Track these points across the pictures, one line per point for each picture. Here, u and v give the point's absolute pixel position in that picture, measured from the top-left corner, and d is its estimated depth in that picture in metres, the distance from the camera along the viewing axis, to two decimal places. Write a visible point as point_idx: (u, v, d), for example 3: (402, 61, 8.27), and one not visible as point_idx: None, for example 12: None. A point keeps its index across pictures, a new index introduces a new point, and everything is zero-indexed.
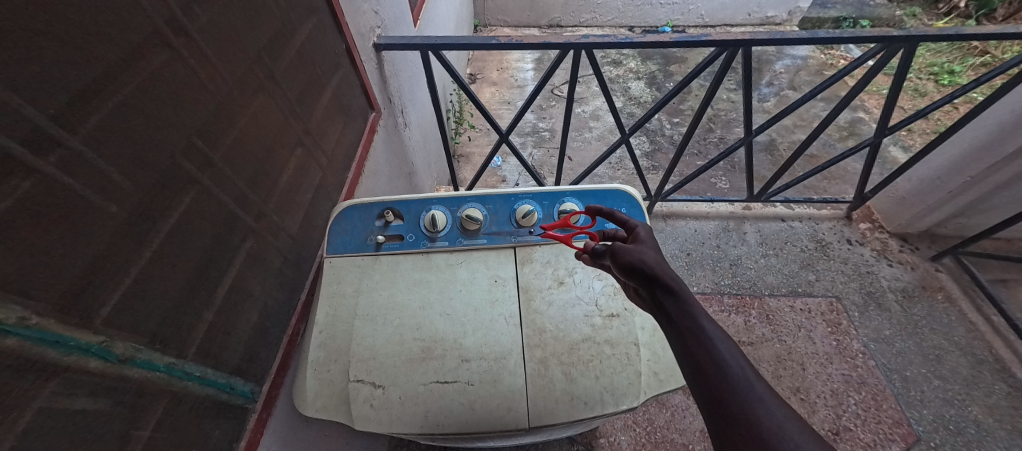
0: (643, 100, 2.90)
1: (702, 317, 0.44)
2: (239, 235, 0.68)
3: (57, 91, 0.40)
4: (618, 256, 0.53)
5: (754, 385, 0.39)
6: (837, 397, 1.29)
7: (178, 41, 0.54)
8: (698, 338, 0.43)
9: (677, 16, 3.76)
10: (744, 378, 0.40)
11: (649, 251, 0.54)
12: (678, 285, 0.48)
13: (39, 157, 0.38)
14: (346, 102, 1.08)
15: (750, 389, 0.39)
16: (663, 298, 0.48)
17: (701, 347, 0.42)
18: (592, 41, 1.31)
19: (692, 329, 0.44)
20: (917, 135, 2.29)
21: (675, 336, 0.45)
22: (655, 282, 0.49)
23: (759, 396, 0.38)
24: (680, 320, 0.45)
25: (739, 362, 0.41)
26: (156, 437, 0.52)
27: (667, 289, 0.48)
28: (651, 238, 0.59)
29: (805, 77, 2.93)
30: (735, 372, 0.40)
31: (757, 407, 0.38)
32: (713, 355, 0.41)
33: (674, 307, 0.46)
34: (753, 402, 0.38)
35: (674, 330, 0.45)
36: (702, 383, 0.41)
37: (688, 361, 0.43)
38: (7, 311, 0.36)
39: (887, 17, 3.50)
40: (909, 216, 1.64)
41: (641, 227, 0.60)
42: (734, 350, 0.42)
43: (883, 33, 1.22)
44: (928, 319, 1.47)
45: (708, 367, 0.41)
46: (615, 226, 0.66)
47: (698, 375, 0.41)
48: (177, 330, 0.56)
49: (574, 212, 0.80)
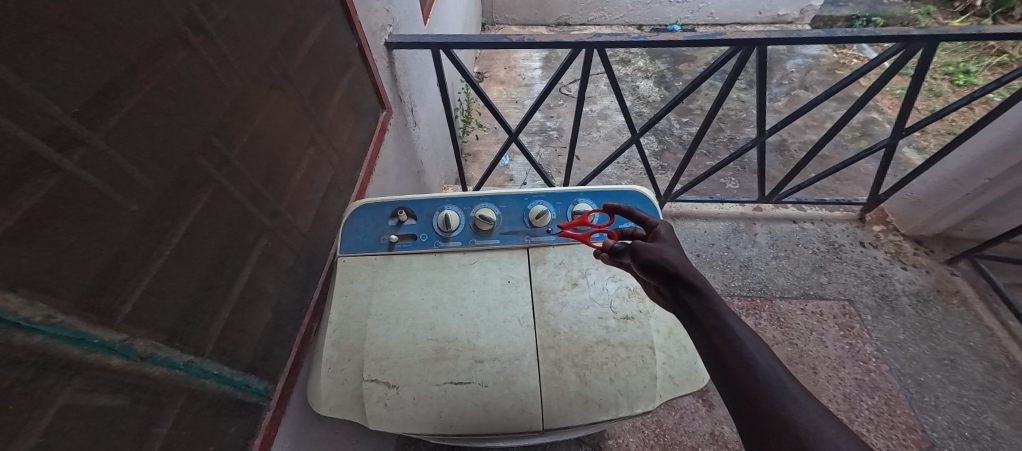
0: (651, 99, 2.88)
1: (728, 315, 0.45)
2: (254, 233, 0.68)
3: (79, 89, 0.40)
4: (638, 254, 0.54)
5: (787, 385, 0.38)
6: (849, 401, 1.28)
7: (196, 39, 0.54)
8: (725, 336, 0.43)
9: (686, 15, 3.73)
10: (776, 377, 0.39)
11: (670, 249, 0.54)
12: (702, 284, 0.48)
13: (63, 156, 0.39)
14: (357, 101, 1.08)
15: (783, 389, 0.38)
16: (687, 296, 0.48)
17: (729, 346, 0.42)
18: (604, 40, 1.30)
19: (718, 327, 0.44)
20: (931, 137, 2.26)
21: (700, 335, 0.45)
22: (678, 280, 0.49)
23: (793, 396, 0.37)
24: (705, 319, 0.45)
25: (769, 361, 0.40)
26: (174, 435, 0.52)
27: (691, 287, 0.48)
28: (672, 236, 0.58)
29: (816, 76, 2.89)
30: (766, 371, 0.39)
31: (791, 406, 0.37)
32: (741, 353, 0.41)
33: (698, 306, 0.47)
34: (786, 402, 0.37)
35: (698, 328, 0.45)
36: (730, 381, 0.40)
37: (714, 359, 0.43)
38: (32, 309, 0.37)
39: (900, 15, 3.41)
40: (924, 219, 1.61)
41: (660, 224, 0.60)
42: (764, 349, 0.41)
43: (903, 32, 1.20)
44: (943, 323, 1.45)
45: (736, 366, 0.40)
46: (635, 225, 0.65)
47: (725, 373, 0.41)
48: (194, 328, 0.56)
49: (589, 211, 0.80)
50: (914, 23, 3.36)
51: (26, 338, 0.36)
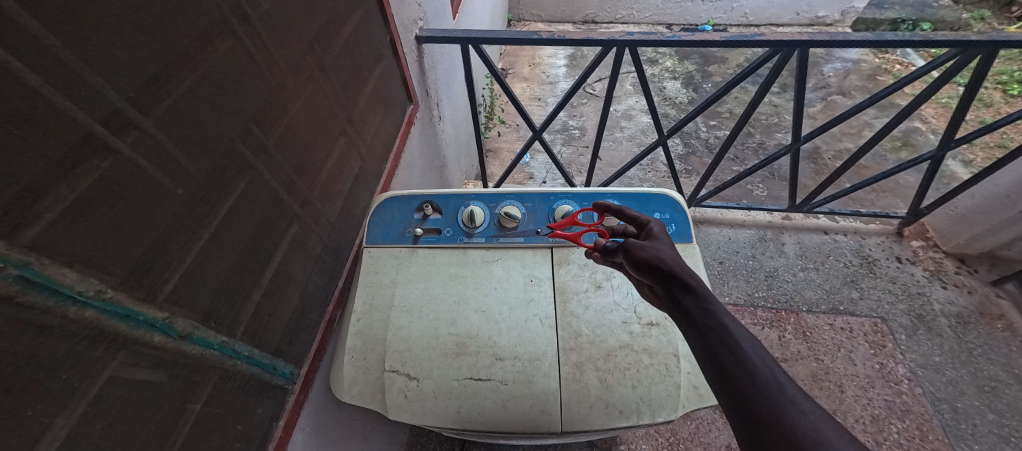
0: (679, 101, 2.82)
1: (724, 316, 0.43)
2: (286, 220, 0.70)
3: (136, 75, 0.41)
4: (632, 252, 0.52)
5: (785, 386, 0.37)
6: (878, 423, 1.23)
7: (241, 28, 0.56)
8: (721, 337, 0.41)
9: (718, 14, 3.64)
10: (773, 378, 0.38)
11: (664, 248, 0.52)
12: (696, 282, 0.46)
13: (119, 139, 0.40)
14: (387, 94, 1.09)
15: (781, 390, 0.37)
16: (682, 296, 0.46)
17: (727, 348, 0.40)
18: (637, 38, 1.26)
19: (714, 328, 0.42)
20: (979, 150, 2.14)
21: (695, 336, 0.43)
22: (672, 280, 0.48)
23: (790, 397, 0.36)
24: (701, 319, 0.43)
25: (766, 362, 0.39)
26: (207, 412, 0.54)
27: (685, 286, 0.46)
28: (665, 234, 0.57)
29: (855, 82, 2.78)
30: (763, 374, 0.38)
31: (790, 409, 0.35)
32: (738, 355, 0.40)
33: (694, 305, 0.45)
34: (785, 404, 0.36)
35: (694, 329, 0.43)
36: (727, 384, 0.39)
37: (711, 362, 0.41)
38: (86, 284, 0.39)
39: (951, 20, 3.24)
40: (969, 236, 1.53)
41: (653, 223, 0.59)
42: (761, 349, 0.40)
43: (960, 37, 1.13)
44: (983, 348, 1.38)
45: (733, 368, 0.39)
46: (626, 224, 0.64)
47: (722, 376, 0.39)
48: (228, 309, 0.58)
49: (578, 211, 0.80)
50: (966, 28, 3.18)
51: (79, 312, 0.38)
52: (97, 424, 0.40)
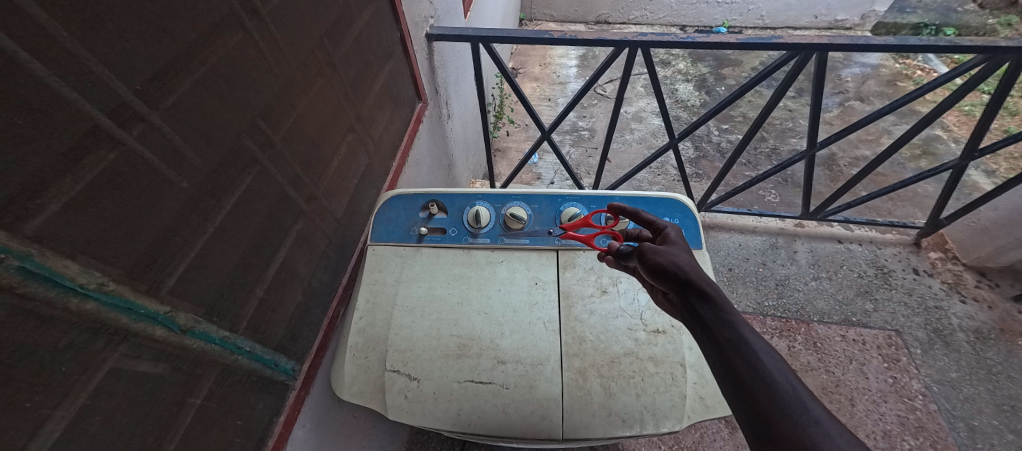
0: (691, 104, 2.79)
1: (743, 327, 0.42)
2: (291, 216, 0.69)
3: (144, 67, 0.41)
4: (647, 256, 0.51)
5: (808, 405, 0.35)
6: (889, 439, 1.19)
7: (251, 22, 0.55)
8: (739, 349, 0.40)
9: (734, 16, 3.58)
10: (795, 396, 0.36)
11: (681, 254, 0.50)
12: (714, 291, 0.45)
13: (125, 131, 0.40)
14: (396, 90, 1.09)
15: (805, 410, 0.35)
16: (699, 305, 0.44)
17: (745, 361, 0.39)
18: (649, 39, 1.23)
19: (733, 340, 0.40)
20: (1003, 160, 2.09)
21: (712, 348, 0.42)
22: (688, 287, 0.46)
23: (815, 418, 0.34)
24: (718, 330, 0.42)
25: (786, 377, 0.37)
26: (207, 406, 0.54)
27: (702, 294, 0.45)
28: (680, 239, 0.55)
29: (874, 87, 2.72)
30: (785, 391, 0.36)
31: (813, 431, 0.34)
32: (757, 369, 0.38)
33: (710, 315, 0.43)
34: (809, 426, 0.34)
35: (709, 340, 0.42)
36: (744, 399, 0.37)
37: (726, 374, 0.39)
38: (87, 276, 0.39)
39: (976, 25, 3.14)
40: (990, 250, 1.49)
41: (669, 227, 0.57)
42: (783, 365, 0.38)
43: (990, 43, 1.09)
44: (1004, 365, 1.34)
45: (751, 382, 0.38)
46: (640, 228, 0.62)
47: (739, 390, 0.38)
48: (230, 304, 0.58)
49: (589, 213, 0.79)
50: (993, 34, 3.05)
51: (80, 304, 0.38)
52: (96, 417, 0.40)
